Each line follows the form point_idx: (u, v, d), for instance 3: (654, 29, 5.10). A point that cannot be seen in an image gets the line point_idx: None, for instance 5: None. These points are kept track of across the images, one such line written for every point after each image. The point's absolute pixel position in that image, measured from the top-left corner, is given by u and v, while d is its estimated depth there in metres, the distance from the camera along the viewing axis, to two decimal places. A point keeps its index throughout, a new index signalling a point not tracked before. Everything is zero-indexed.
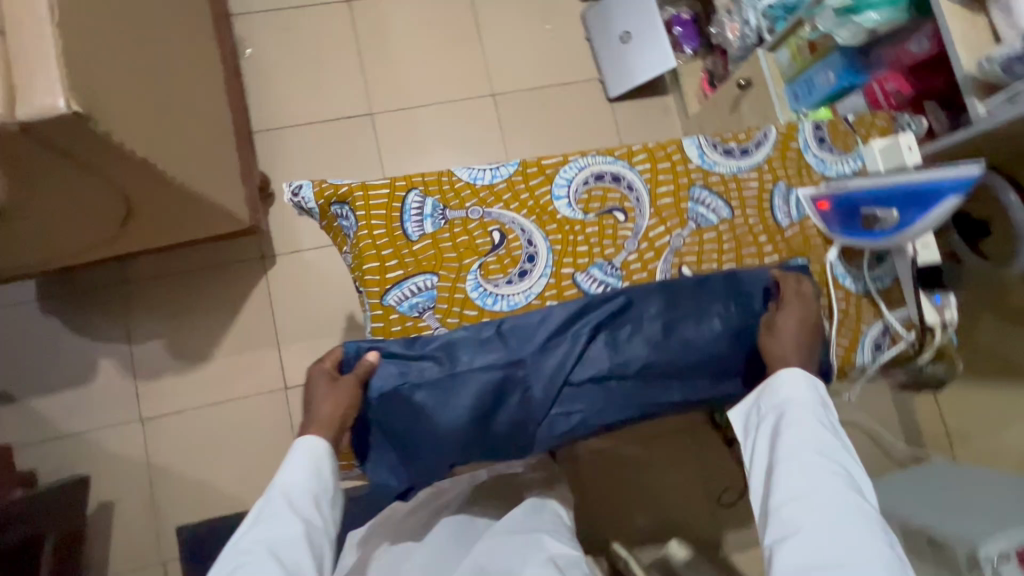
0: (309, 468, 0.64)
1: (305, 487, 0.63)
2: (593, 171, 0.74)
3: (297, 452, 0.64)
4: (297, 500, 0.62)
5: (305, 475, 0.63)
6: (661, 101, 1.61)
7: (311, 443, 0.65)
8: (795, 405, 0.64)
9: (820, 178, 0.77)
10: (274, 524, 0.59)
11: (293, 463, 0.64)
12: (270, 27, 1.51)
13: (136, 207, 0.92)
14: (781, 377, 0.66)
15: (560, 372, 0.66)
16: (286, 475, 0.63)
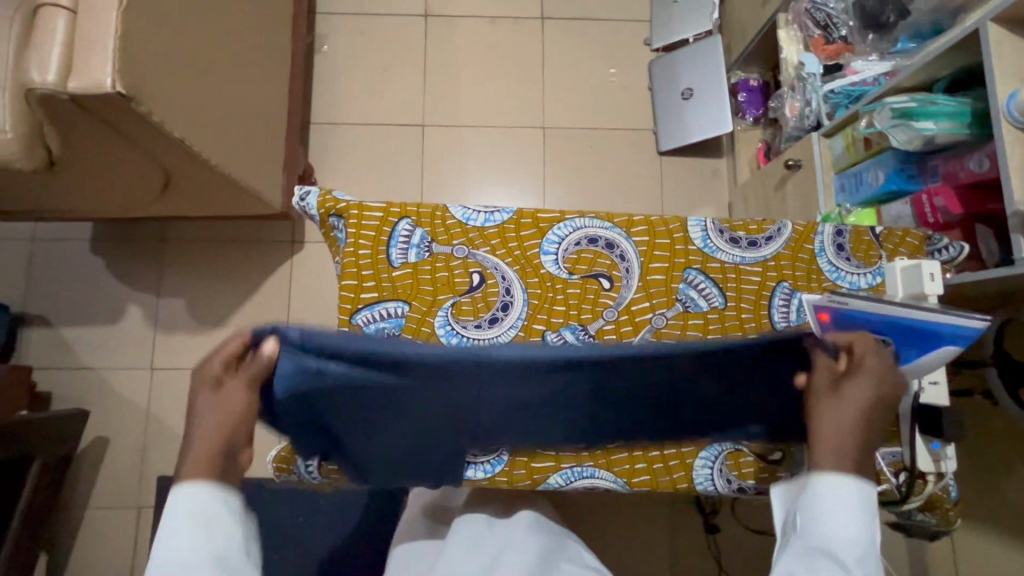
0: (198, 509, 0.52)
1: (196, 534, 0.51)
2: (587, 234, 0.73)
3: (179, 500, 0.51)
4: (193, 550, 0.51)
5: (199, 515, 0.52)
6: (712, 162, 1.57)
7: (187, 486, 0.52)
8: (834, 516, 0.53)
9: (830, 286, 0.73)
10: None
11: (174, 511, 0.51)
12: (349, 29, 1.60)
13: (174, 178, 0.99)
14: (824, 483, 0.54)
15: (537, 416, 0.53)
16: (173, 530, 0.51)
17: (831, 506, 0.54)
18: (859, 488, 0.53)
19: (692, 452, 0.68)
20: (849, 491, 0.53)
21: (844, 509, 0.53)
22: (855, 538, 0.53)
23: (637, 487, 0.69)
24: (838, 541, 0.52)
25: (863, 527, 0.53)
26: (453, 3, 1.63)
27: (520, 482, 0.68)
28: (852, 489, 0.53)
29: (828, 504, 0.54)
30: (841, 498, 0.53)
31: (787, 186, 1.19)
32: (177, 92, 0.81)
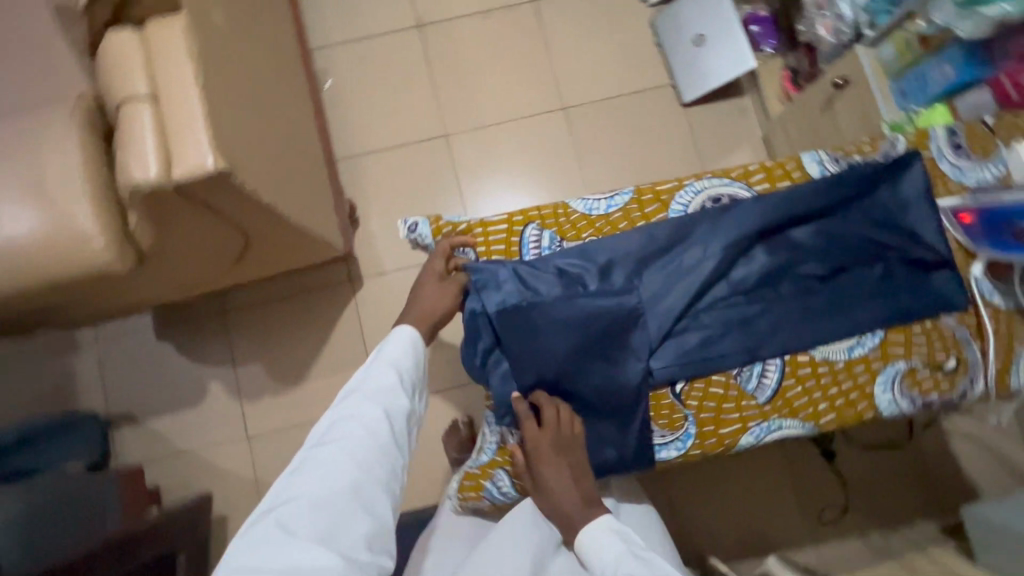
0: (402, 353, 0.71)
1: (394, 367, 0.69)
2: (709, 195, 0.74)
3: (395, 337, 0.72)
4: (385, 378, 0.68)
5: (396, 358, 0.70)
6: (738, 102, 1.56)
7: (401, 334, 0.72)
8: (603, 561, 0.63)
9: (958, 187, 0.73)
10: (362, 402, 0.66)
11: (387, 350, 0.71)
12: (346, 59, 1.58)
13: (252, 243, 0.98)
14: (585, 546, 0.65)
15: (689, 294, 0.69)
16: (376, 363, 0.70)
17: (593, 550, 0.64)
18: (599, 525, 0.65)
19: (869, 380, 0.69)
20: (591, 530, 0.65)
21: (598, 544, 0.64)
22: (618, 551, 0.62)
23: (824, 428, 0.70)
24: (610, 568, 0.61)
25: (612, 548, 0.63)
26: (444, 7, 1.60)
27: (714, 450, 0.69)
28: (594, 521, 0.66)
29: (588, 551, 0.64)
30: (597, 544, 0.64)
31: (835, 106, 1.16)
32: (253, 159, 0.80)
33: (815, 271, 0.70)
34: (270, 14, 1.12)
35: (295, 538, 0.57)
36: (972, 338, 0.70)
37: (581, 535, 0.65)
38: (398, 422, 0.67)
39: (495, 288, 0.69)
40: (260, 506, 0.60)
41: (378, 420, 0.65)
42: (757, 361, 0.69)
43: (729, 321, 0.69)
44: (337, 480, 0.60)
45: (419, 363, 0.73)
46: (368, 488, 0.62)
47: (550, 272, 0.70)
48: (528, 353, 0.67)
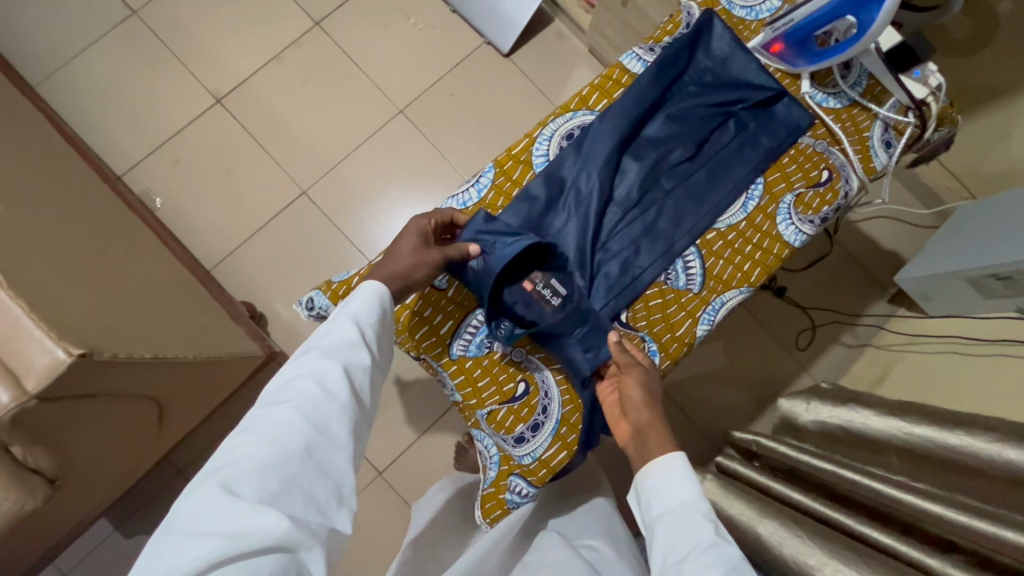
0: (367, 303, 0.64)
1: (356, 318, 0.63)
2: (561, 134, 0.73)
3: (366, 286, 0.66)
4: (345, 332, 0.62)
5: (362, 307, 0.64)
6: (552, 29, 1.58)
7: (370, 284, 0.65)
8: (669, 497, 0.56)
9: (757, 25, 0.77)
10: (318, 358, 0.60)
11: (352, 300, 0.65)
12: (163, 168, 1.45)
13: (164, 399, 0.90)
14: (653, 468, 0.58)
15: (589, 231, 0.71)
16: (337, 315, 0.64)
17: (667, 485, 0.57)
18: (677, 460, 0.58)
19: (771, 223, 0.73)
20: (671, 465, 0.58)
21: (675, 481, 0.57)
22: (695, 501, 0.55)
23: (758, 284, 0.73)
24: (683, 513, 0.55)
25: (684, 490, 0.56)
26: (232, 71, 1.50)
27: (680, 354, 0.71)
28: (680, 460, 0.58)
29: (657, 482, 0.57)
30: (667, 475, 0.57)
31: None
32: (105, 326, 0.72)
33: (682, 157, 0.73)
34: (49, 169, 0.99)
35: (234, 498, 0.51)
36: (831, 145, 0.76)
37: (659, 463, 0.58)
38: (359, 378, 0.62)
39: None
40: (202, 469, 0.55)
41: (335, 377, 0.60)
42: (676, 259, 0.72)
43: (635, 237, 0.71)
44: (285, 440, 0.55)
45: (386, 317, 0.66)
46: (323, 450, 0.57)
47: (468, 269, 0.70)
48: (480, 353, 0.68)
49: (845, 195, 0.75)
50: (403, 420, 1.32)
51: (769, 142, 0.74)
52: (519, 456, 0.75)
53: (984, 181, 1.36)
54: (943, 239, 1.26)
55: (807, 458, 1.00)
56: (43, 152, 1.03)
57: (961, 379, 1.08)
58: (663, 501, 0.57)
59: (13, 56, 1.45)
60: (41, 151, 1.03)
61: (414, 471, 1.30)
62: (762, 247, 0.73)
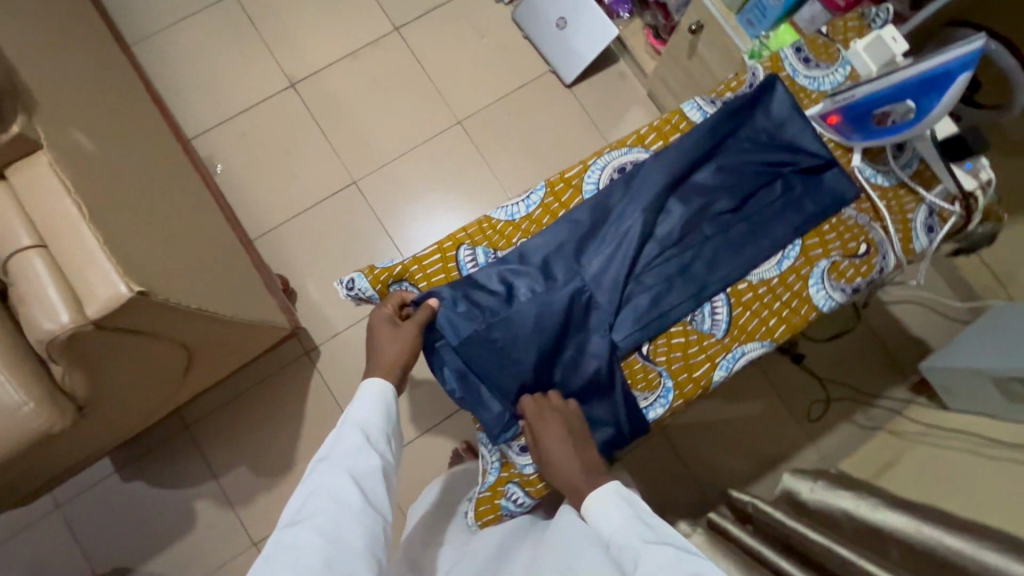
0: (367, 407, 0.67)
1: (362, 425, 0.65)
2: (614, 167, 0.77)
3: (366, 387, 0.68)
4: (355, 441, 0.64)
5: (364, 411, 0.66)
6: (615, 68, 1.64)
7: (370, 385, 0.68)
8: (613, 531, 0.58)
9: (818, 95, 0.80)
10: (329, 471, 0.61)
11: (356, 406, 0.67)
12: (230, 138, 1.53)
13: (194, 351, 0.95)
14: (593, 513, 0.60)
15: (621, 266, 0.72)
16: (343, 423, 0.65)
17: (605, 517, 0.59)
18: (608, 493, 0.61)
19: (803, 284, 0.75)
20: (602, 497, 0.61)
21: (608, 509, 0.59)
22: (627, 519, 0.58)
23: (780, 341, 0.75)
24: (620, 533, 0.57)
25: (619, 515, 0.59)
26: (310, 61, 1.59)
27: (693, 397, 0.73)
28: (609, 493, 0.61)
29: (595, 514, 0.60)
30: (604, 509, 0.60)
31: (700, 50, 1.27)
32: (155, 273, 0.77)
33: (723, 209, 0.76)
34: (136, 122, 1.08)
35: None
36: (872, 219, 0.77)
37: (593, 505, 0.60)
38: (371, 483, 0.62)
39: (450, 316, 0.69)
40: None
41: (348, 488, 0.60)
42: (704, 302, 0.74)
43: (668, 275, 0.74)
44: (306, 563, 0.54)
45: (390, 416, 0.68)
46: (345, 564, 0.55)
47: (496, 283, 0.71)
48: (502, 366, 0.69)
49: (881, 270, 0.77)
50: (406, 417, 1.34)
51: (814, 206, 0.76)
52: (520, 466, 0.76)
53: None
54: (972, 335, 1.26)
55: (801, 530, 1.00)
56: (133, 106, 1.12)
57: (967, 476, 1.06)
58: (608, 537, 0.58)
59: (117, 14, 1.57)
60: (131, 104, 1.11)
61: (409, 468, 1.32)
62: (790, 305, 0.75)
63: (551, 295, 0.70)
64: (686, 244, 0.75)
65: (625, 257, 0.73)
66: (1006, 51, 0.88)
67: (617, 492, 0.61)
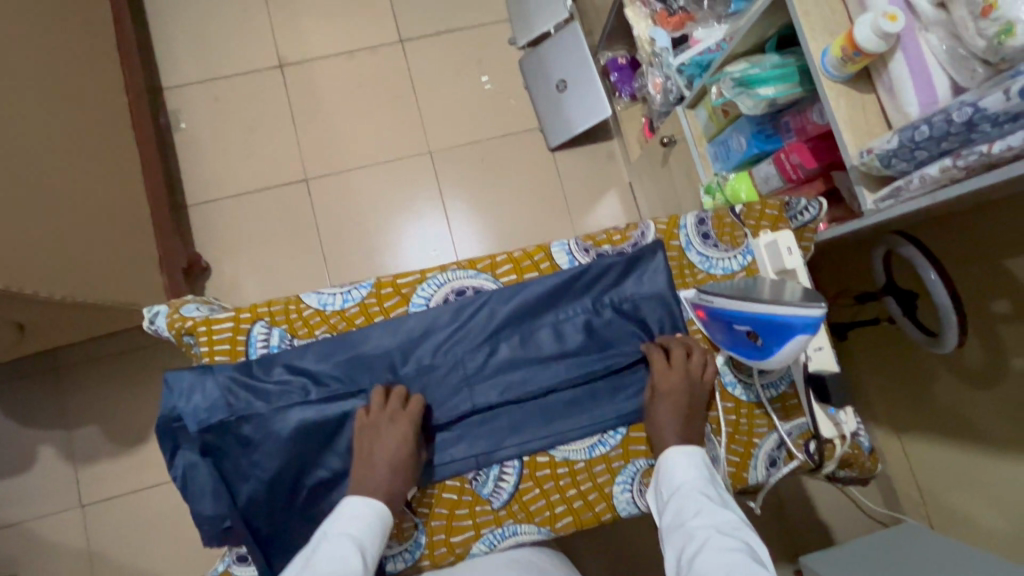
0: (354, 521, 0.58)
1: (357, 544, 0.56)
2: (453, 287, 0.70)
3: (359, 502, 0.59)
4: (344, 559, 0.54)
5: (349, 525, 0.57)
6: (605, 146, 1.57)
7: (367, 503, 0.59)
8: (681, 486, 0.60)
9: (705, 276, 0.72)
10: None
11: (350, 520, 0.58)
12: (200, 99, 1.51)
13: (24, 315, 0.91)
14: (668, 461, 0.62)
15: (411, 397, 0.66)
16: (335, 539, 0.56)
17: (681, 470, 0.61)
18: (692, 454, 0.62)
19: (607, 480, 0.67)
20: (687, 454, 0.62)
21: (688, 464, 0.61)
22: (702, 479, 0.60)
23: (563, 531, 0.67)
24: (690, 488, 0.59)
25: (698, 476, 0.60)
26: (305, 47, 1.56)
27: (444, 560, 0.66)
28: (694, 451, 0.62)
29: (670, 464, 0.62)
30: (684, 464, 0.61)
31: (670, 162, 1.20)
32: None
33: (556, 376, 0.68)
34: (72, 69, 1.05)
35: None
36: (711, 430, 0.69)
37: (674, 452, 0.62)
38: None
39: (196, 399, 0.62)
40: None
41: None
42: (492, 464, 0.66)
43: (464, 423, 0.67)
44: None
45: (380, 537, 0.58)
46: None
47: (269, 379, 0.64)
48: (238, 468, 0.62)
49: None
50: None
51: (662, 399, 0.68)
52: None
53: (943, 514, 1.06)
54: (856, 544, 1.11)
55: None
56: (79, 50, 1.09)
57: None
58: (675, 484, 0.61)
59: None
60: (77, 47, 1.09)
61: None
62: (587, 499, 0.67)
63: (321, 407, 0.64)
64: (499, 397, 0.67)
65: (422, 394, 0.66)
66: (943, 287, 0.77)
67: (704, 459, 0.62)
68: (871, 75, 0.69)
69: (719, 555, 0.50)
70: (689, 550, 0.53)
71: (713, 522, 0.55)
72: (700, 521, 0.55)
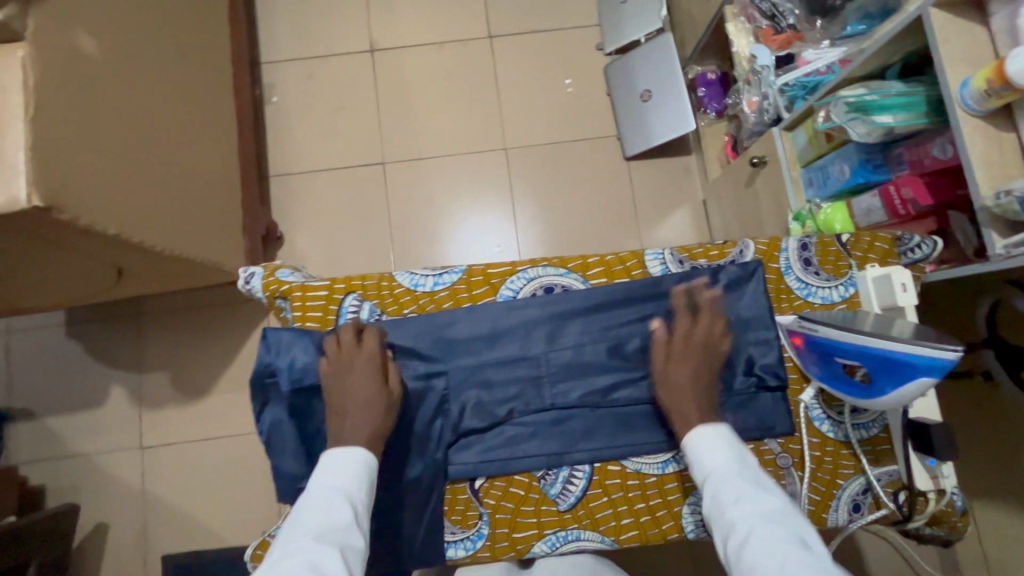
0: (343, 473, 0.55)
1: (344, 495, 0.54)
2: (541, 284, 0.69)
3: (340, 453, 0.57)
4: (334, 512, 0.52)
5: (336, 480, 0.55)
6: (681, 161, 1.55)
7: (352, 453, 0.57)
8: (711, 470, 0.55)
9: (801, 304, 0.69)
10: (291, 546, 0.48)
11: (333, 471, 0.55)
12: (294, 76, 1.57)
13: (125, 266, 0.97)
14: (693, 443, 0.58)
15: (490, 384, 0.67)
16: (320, 491, 0.53)
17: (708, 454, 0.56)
18: (717, 431, 0.57)
19: (678, 499, 0.65)
20: (711, 433, 0.58)
21: (713, 446, 0.56)
22: (734, 461, 0.55)
23: (626, 545, 0.65)
24: (723, 472, 0.54)
25: (728, 456, 0.55)
26: (398, 34, 1.60)
27: (504, 554, 0.65)
28: (717, 428, 0.58)
29: (695, 450, 0.57)
30: (712, 445, 0.56)
31: (756, 183, 1.16)
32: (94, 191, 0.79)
33: (633, 385, 0.67)
34: (190, 35, 1.10)
35: None
36: (793, 465, 0.66)
37: (698, 433, 0.58)
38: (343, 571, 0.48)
39: (291, 359, 0.65)
40: None
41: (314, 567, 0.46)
42: (562, 466, 0.65)
43: (538, 419, 0.66)
44: None
45: (372, 488, 0.56)
46: None
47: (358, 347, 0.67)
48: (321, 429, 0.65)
49: None
50: None
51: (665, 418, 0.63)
52: None
53: None
54: None
55: None
56: (198, 17, 1.15)
57: None
58: (702, 468, 0.56)
59: None
60: (197, 14, 1.14)
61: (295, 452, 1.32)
62: (655, 517, 0.65)
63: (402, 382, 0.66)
64: (569, 397, 0.66)
65: (505, 390, 0.67)
66: None
67: (731, 438, 0.57)
68: (1014, 112, 0.65)
69: (773, 550, 0.45)
70: (734, 542, 0.48)
71: (755, 508, 0.49)
72: (738, 509, 0.50)
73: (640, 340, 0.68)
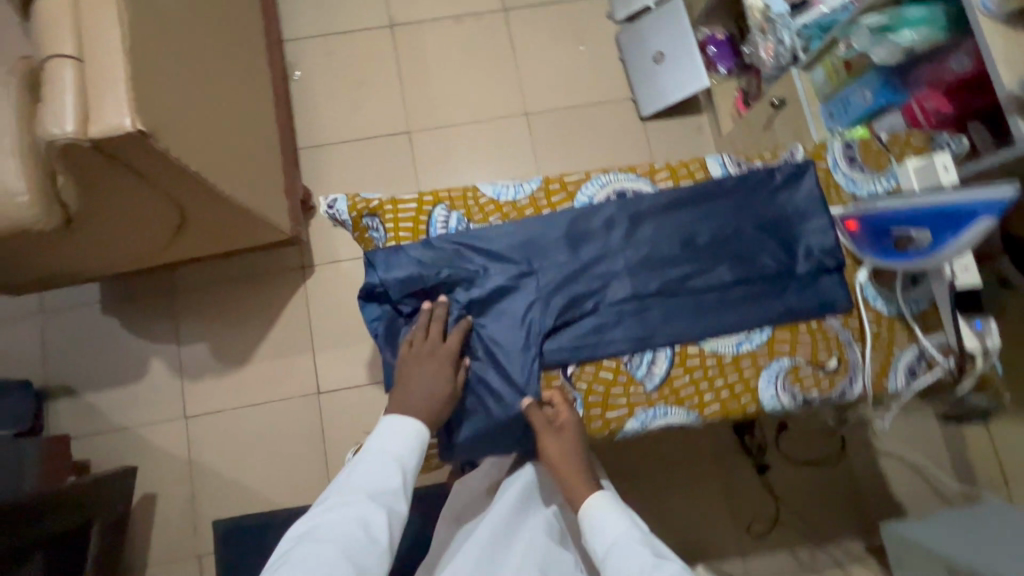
0: (398, 441, 0.68)
1: (397, 460, 0.67)
2: (614, 189, 0.76)
3: (398, 420, 0.69)
4: (387, 474, 0.66)
5: (392, 446, 0.68)
6: (693, 120, 1.62)
7: (408, 422, 0.68)
8: (612, 537, 0.66)
9: (849, 197, 0.76)
10: (351, 495, 0.64)
11: (393, 439, 0.68)
12: (316, 53, 1.61)
13: (187, 217, 1.00)
14: (591, 513, 0.68)
15: (576, 280, 0.72)
16: (380, 452, 0.67)
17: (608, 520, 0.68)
18: (607, 502, 0.69)
19: (754, 374, 0.71)
20: (602, 502, 0.69)
21: (607, 515, 0.68)
22: (627, 527, 0.67)
23: (709, 419, 0.71)
24: (624, 539, 0.65)
25: (620, 524, 0.67)
26: (416, 10, 1.65)
27: (599, 432, 0.71)
28: (605, 496, 0.70)
29: (595, 521, 0.68)
30: (606, 515, 0.68)
31: (774, 125, 1.23)
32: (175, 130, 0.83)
33: (707, 273, 0.73)
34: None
35: None
36: (854, 338, 0.73)
37: (591, 503, 0.69)
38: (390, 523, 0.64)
39: (392, 270, 0.71)
40: None
41: (367, 517, 0.62)
42: (647, 349, 0.71)
43: (622, 309, 0.72)
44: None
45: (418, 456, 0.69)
46: None
47: (453, 250, 0.72)
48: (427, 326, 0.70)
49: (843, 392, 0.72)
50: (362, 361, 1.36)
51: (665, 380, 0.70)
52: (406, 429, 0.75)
53: None
54: (945, 516, 1.12)
55: None
56: None
57: None
58: (603, 537, 0.67)
59: None
60: None
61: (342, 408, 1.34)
62: (734, 390, 0.71)
63: (499, 280, 0.71)
64: (650, 287, 0.72)
65: (592, 284, 0.72)
66: None
67: (619, 504, 0.70)
68: None
69: None
70: None
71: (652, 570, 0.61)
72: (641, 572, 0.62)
73: (710, 233, 0.74)
